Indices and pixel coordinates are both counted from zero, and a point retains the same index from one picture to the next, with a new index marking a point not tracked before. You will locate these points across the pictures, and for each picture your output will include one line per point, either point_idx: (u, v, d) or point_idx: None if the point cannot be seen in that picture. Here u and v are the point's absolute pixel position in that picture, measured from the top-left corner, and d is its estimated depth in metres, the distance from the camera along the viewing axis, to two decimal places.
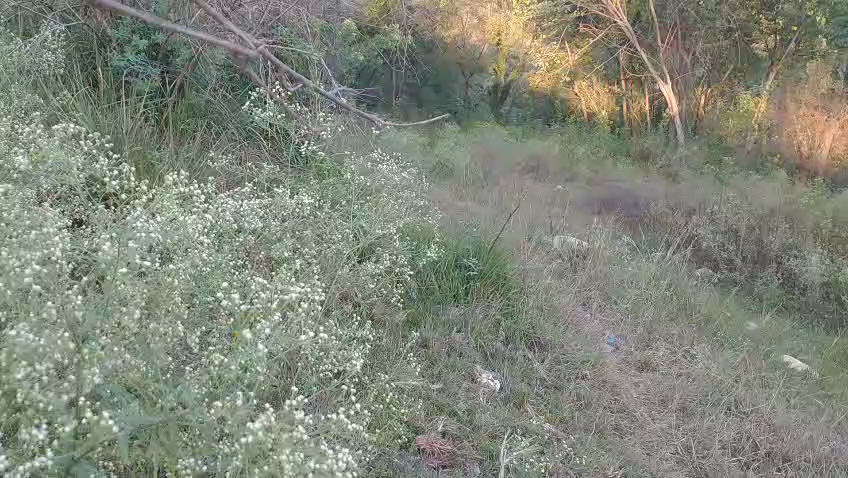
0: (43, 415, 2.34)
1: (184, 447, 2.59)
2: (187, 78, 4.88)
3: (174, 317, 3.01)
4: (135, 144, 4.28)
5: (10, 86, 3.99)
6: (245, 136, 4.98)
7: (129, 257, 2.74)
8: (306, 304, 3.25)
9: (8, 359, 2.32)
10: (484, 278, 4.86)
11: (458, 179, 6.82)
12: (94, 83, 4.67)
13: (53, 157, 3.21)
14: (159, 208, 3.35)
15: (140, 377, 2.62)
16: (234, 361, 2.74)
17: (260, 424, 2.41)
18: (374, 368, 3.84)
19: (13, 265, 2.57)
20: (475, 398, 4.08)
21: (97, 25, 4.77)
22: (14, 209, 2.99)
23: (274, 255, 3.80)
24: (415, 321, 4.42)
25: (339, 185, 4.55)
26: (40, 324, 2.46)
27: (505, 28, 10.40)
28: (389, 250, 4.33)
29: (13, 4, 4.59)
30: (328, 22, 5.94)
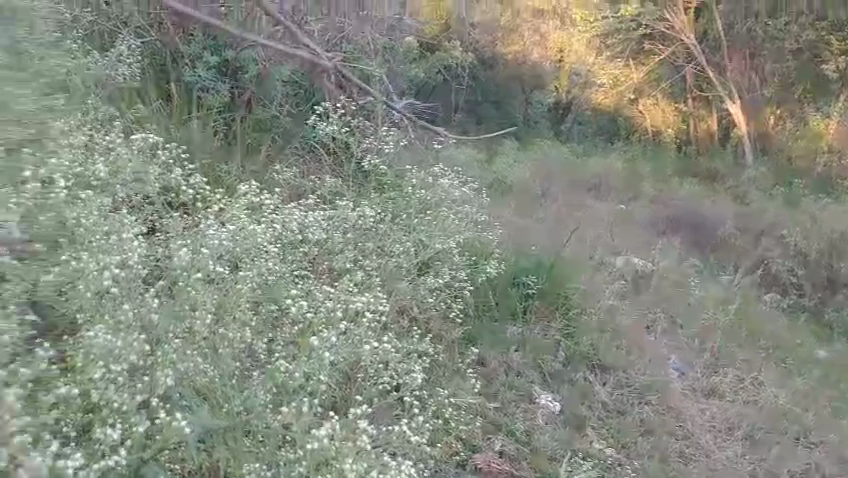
0: (116, 415, 2.44)
1: (248, 454, 2.70)
2: (254, 94, 4.97)
3: (241, 324, 3.06)
4: (205, 157, 4.40)
5: (87, 98, 4.13)
6: (307, 150, 4.90)
7: (201, 264, 3.05)
8: (370, 314, 3.34)
9: (85, 361, 2.47)
10: (543, 296, 4.77)
11: (519, 195, 6.80)
12: (167, 98, 4.75)
13: (131, 167, 3.59)
14: (229, 218, 3.57)
15: (208, 382, 2.74)
16: (298, 368, 2.91)
17: (325, 431, 2.62)
18: (431, 384, 3.78)
19: (92, 269, 2.79)
20: (534, 419, 4.02)
21: (170, 41, 4.88)
22: (92, 216, 3.15)
23: (337, 266, 3.84)
24: (472, 338, 4.30)
25: (400, 197, 4.58)
26: (116, 328, 2.60)
27: (567, 44, 9.77)
28: (448, 264, 4.26)
29: (89, 18, 4.64)
30: (391, 40, 5.97)
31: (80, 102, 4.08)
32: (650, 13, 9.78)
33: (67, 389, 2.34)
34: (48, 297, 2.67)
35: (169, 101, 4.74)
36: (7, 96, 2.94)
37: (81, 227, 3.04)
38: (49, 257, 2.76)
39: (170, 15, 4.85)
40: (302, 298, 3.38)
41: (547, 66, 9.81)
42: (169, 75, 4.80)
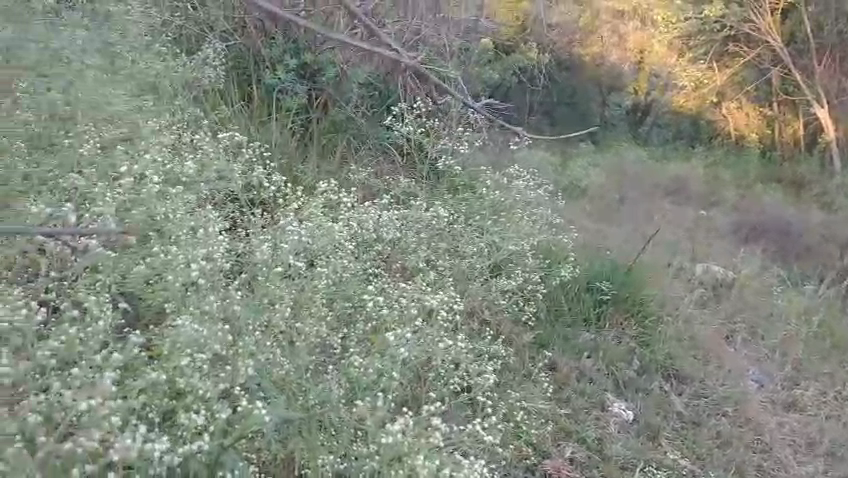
0: (200, 402, 2.53)
1: (324, 447, 2.73)
2: (331, 95, 5.00)
3: (317, 320, 3.16)
4: (283, 157, 4.51)
5: (174, 100, 4.34)
6: (381, 151, 4.99)
7: (282, 260, 3.23)
8: (445, 312, 3.39)
9: (171, 348, 2.61)
10: (618, 303, 4.67)
11: (596, 199, 6.67)
12: (248, 99, 4.85)
13: (215, 164, 3.73)
14: (307, 216, 3.66)
15: (283, 374, 2.83)
16: (372, 365, 2.97)
17: (399, 426, 2.67)
18: (501, 387, 3.75)
19: (180, 261, 2.94)
20: (606, 428, 3.93)
21: (252, 43, 4.96)
22: (179, 212, 3.28)
23: (410, 265, 3.86)
24: (544, 342, 4.22)
25: (475, 199, 4.57)
26: (201, 317, 2.79)
27: (648, 45, 9.69)
28: (521, 266, 4.25)
29: (178, 23, 4.81)
30: (466, 43, 5.98)
31: (168, 103, 4.28)
32: (735, 13, 9.38)
33: (156, 374, 2.46)
34: (137, 288, 2.92)
35: (250, 103, 4.82)
36: (103, 101, 3.89)
37: (169, 222, 3.23)
38: (142, 250, 3.12)
39: (253, 19, 4.92)
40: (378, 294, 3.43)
41: (626, 67, 9.72)
42: (250, 77, 4.89)
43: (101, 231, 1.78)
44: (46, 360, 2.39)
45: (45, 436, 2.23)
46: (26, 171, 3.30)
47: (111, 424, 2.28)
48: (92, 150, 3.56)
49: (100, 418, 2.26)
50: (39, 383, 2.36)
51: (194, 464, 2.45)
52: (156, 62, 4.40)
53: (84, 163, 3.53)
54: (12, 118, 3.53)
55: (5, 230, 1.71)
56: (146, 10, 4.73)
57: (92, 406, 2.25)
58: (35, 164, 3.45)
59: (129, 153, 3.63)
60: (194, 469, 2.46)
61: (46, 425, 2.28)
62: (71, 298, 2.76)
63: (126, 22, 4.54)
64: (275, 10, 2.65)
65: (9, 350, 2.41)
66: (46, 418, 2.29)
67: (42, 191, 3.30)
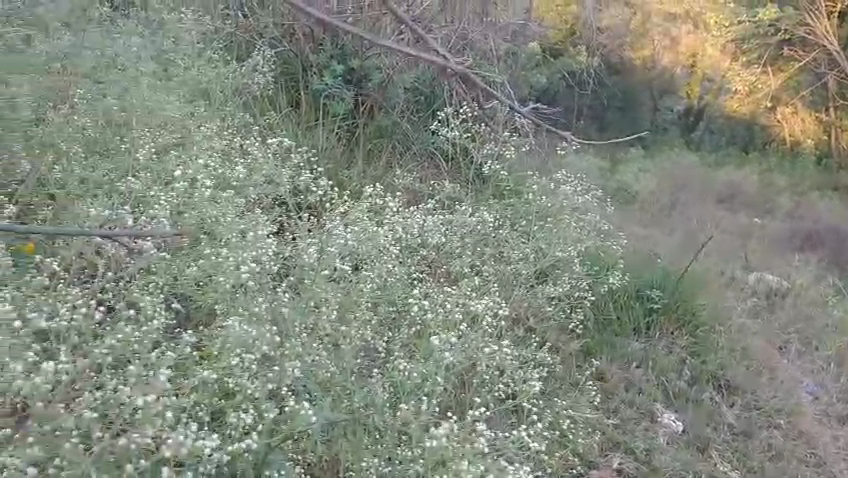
0: (249, 401, 2.61)
1: (369, 448, 2.76)
2: (377, 101, 5.01)
3: (362, 323, 3.21)
4: (329, 162, 4.57)
5: (225, 105, 4.44)
6: (427, 156, 4.98)
7: (329, 262, 3.31)
8: (490, 317, 3.39)
9: (222, 348, 2.71)
10: (668, 312, 4.59)
11: (647, 204, 6.52)
12: (296, 105, 4.91)
13: (266, 167, 3.82)
14: (353, 219, 3.69)
15: (328, 376, 2.87)
16: (417, 369, 2.99)
17: (444, 430, 2.68)
18: (547, 395, 3.73)
19: (231, 263, 3.04)
20: (654, 438, 3.85)
21: (301, 50, 5.02)
22: (229, 214, 3.37)
23: (455, 269, 3.85)
24: (591, 351, 4.19)
25: (521, 204, 4.56)
26: (250, 318, 2.88)
27: (701, 48, 9.28)
28: (569, 273, 4.20)
29: (229, 30, 4.95)
30: (514, 47, 5.96)
31: (219, 109, 4.39)
32: (789, 17, 9.41)
33: (208, 372, 2.54)
34: (189, 289, 3.03)
35: (298, 108, 4.89)
36: (158, 106, 4.03)
37: (219, 226, 3.31)
38: (193, 252, 3.20)
39: (302, 25, 4.98)
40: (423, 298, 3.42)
41: (679, 71, 9.17)
42: (299, 83, 4.96)
43: (157, 233, 1.81)
44: (103, 358, 2.47)
45: (100, 432, 2.31)
46: (84, 175, 3.47)
47: (163, 422, 2.35)
48: (147, 155, 3.72)
49: (152, 417, 2.31)
50: (96, 379, 2.44)
51: (243, 462, 2.52)
52: (208, 69, 4.51)
53: (139, 167, 3.68)
54: (72, 125, 3.72)
55: (63, 231, 1.71)
56: (198, 18, 4.88)
57: (145, 404, 2.31)
58: (91, 168, 3.58)
59: (182, 157, 3.74)
60: (242, 468, 2.52)
61: (102, 421, 2.36)
62: (126, 298, 2.86)
63: (179, 30, 4.69)
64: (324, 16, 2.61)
65: (68, 347, 2.51)
66: (102, 415, 2.38)
67: (98, 194, 3.46)
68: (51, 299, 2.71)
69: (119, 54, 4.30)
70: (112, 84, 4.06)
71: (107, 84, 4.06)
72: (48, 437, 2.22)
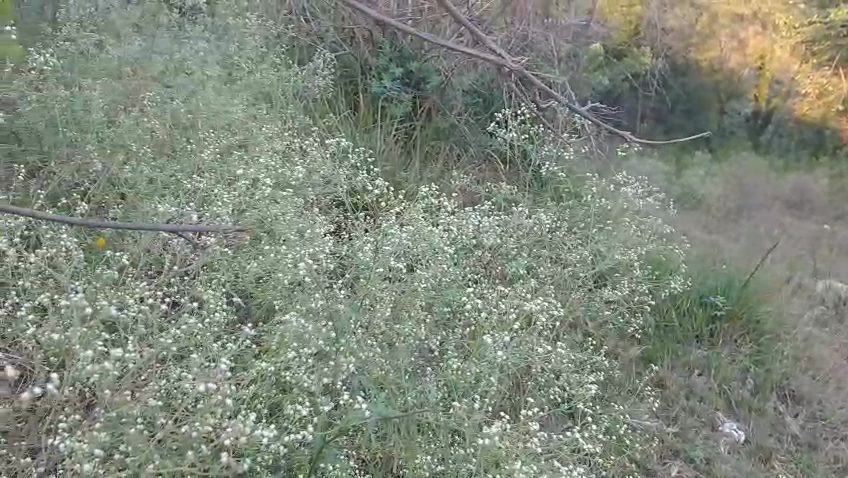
0: (305, 395, 2.68)
1: (423, 446, 2.80)
2: (435, 103, 5.02)
3: (416, 322, 3.24)
4: (387, 163, 4.62)
5: (286, 107, 4.52)
6: (483, 158, 4.94)
7: (385, 259, 3.32)
8: (544, 318, 3.35)
9: (280, 345, 2.79)
10: (733, 318, 4.46)
11: (713, 209, 6.27)
12: (355, 108, 4.98)
13: (323, 167, 3.90)
14: (409, 219, 3.69)
15: (384, 374, 2.93)
16: (473, 366, 3.02)
17: (497, 429, 2.71)
18: (604, 400, 3.70)
19: (290, 260, 3.15)
20: (715, 447, 3.76)
21: (360, 53, 5.09)
22: (289, 214, 3.45)
23: (509, 272, 3.80)
24: (651, 357, 4.10)
25: (580, 206, 4.46)
26: (307, 315, 2.98)
27: (770, 51, 8.35)
28: (628, 277, 4.12)
29: (291, 34, 5.02)
30: (575, 48, 5.89)
31: (281, 111, 4.48)
32: None
33: (266, 365, 2.64)
34: (249, 286, 3.12)
35: (357, 111, 4.95)
36: (222, 108, 4.15)
37: (278, 224, 3.39)
38: (256, 250, 3.28)
39: (362, 28, 5.06)
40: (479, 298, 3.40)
41: (747, 73, 8.20)
42: (358, 85, 5.02)
43: (219, 230, 2.12)
44: (168, 348, 2.57)
45: (164, 420, 2.41)
46: (151, 175, 3.61)
47: (223, 412, 2.43)
48: (211, 155, 3.83)
49: (213, 406, 2.40)
50: (161, 369, 2.56)
51: (302, 455, 2.58)
52: (271, 72, 4.61)
53: (204, 167, 3.79)
54: (142, 126, 3.88)
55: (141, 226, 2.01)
56: (262, 22, 4.92)
57: (207, 393, 2.40)
58: (159, 168, 3.73)
59: (244, 158, 3.88)
60: (299, 460, 2.59)
61: (166, 410, 2.46)
62: (191, 294, 2.96)
63: (245, 35, 4.79)
64: (384, 17, 3.38)
65: (135, 338, 2.60)
66: (166, 403, 2.49)
67: (165, 193, 3.60)
68: (121, 294, 2.79)
69: (186, 58, 4.43)
70: (180, 87, 4.20)
71: (175, 87, 4.20)
72: (117, 424, 2.33)
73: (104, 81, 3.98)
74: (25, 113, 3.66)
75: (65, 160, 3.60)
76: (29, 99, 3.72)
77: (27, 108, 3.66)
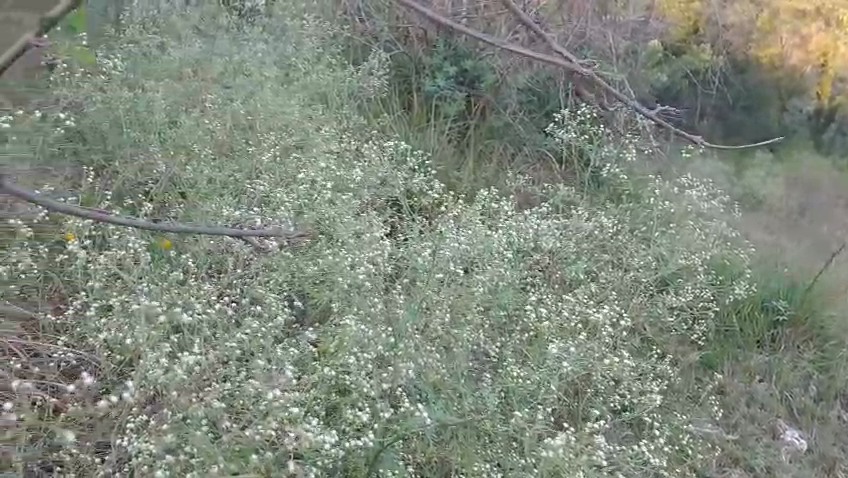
0: (364, 399, 2.72)
1: (481, 452, 2.80)
2: (489, 102, 4.95)
3: (475, 327, 3.22)
4: (440, 163, 4.59)
5: (342, 107, 4.54)
6: (538, 157, 4.85)
7: (443, 263, 3.32)
8: (610, 328, 3.31)
9: (340, 344, 2.83)
10: (795, 323, 4.30)
11: (778, 207, 5.18)
12: (408, 107, 4.96)
13: (381, 168, 3.92)
14: (466, 222, 3.66)
15: (440, 378, 2.89)
16: (535, 373, 3.01)
17: (561, 441, 2.70)
18: (664, 408, 3.60)
19: (348, 263, 3.17)
20: (776, 457, 3.65)
21: (415, 53, 5.07)
22: (347, 217, 3.50)
23: (569, 275, 3.75)
24: (711, 363, 3.97)
25: (641, 209, 4.35)
26: (366, 319, 3.00)
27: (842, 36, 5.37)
28: (691, 282, 4.00)
29: (346, 35, 5.01)
30: (631, 45, 5.43)
31: (336, 112, 4.50)
32: None
33: (327, 368, 2.67)
34: (307, 287, 3.15)
35: (411, 110, 4.93)
36: (280, 109, 4.18)
37: (337, 227, 3.45)
38: (316, 251, 3.29)
39: (417, 27, 5.03)
40: (543, 303, 3.39)
41: (807, 68, 5.38)
42: (411, 85, 5.00)
43: (284, 232, 1.72)
44: (232, 350, 2.64)
45: (229, 421, 2.46)
46: (212, 175, 3.68)
47: (286, 415, 2.46)
48: (270, 157, 3.87)
49: (277, 408, 2.46)
50: (223, 370, 2.61)
51: (358, 458, 2.58)
52: (326, 73, 4.62)
53: (263, 168, 3.84)
54: (202, 127, 3.94)
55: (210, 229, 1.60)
56: (319, 23, 4.93)
57: (270, 396, 2.46)
58: (218, 168, 3.79)
59: (302, 159, 3.92)
60: (355, 462, 2.59)
61: (229, 411, 2.52)
62: (251, 295, 3.00)
63: (302, 36, 4.81)
64: (437, 16, 2.03)
65: (201, 340, 2.69)
66: (229, 403, 2.54)
67: (224, 193, 3.67)
68: (184, 296, 2.86)
69: (245, 59, 4.47)
70: (240, 88, 4.26)
71: (234, 88, 4.26)
72: (182, 424, 2.38)
73: (167, 84, 4.06)
74: (91, 113, 3.76)
75: (129, 160, 3.68)
76: (94, 100, 3.81)
77: (93, 109, 3.77)
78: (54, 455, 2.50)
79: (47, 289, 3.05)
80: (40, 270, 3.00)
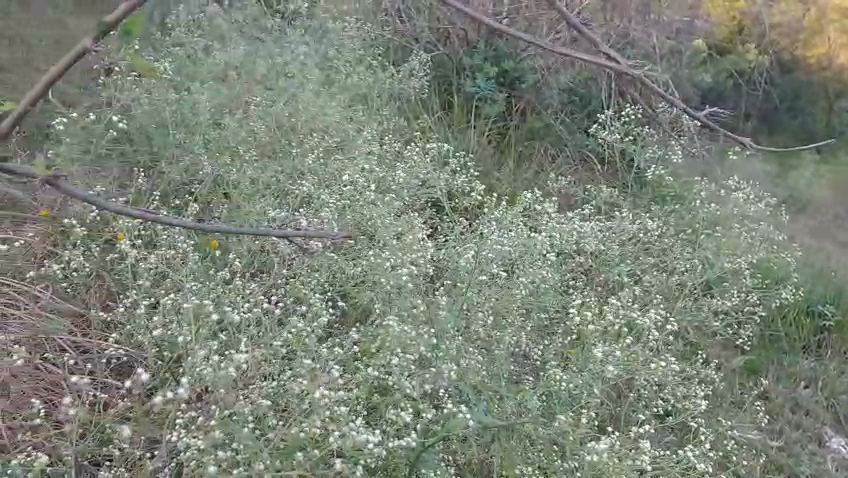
0: (405, 399, 2.73)
1: (522, 455, 2.79)
2: (530, 102, 4.95)
3: (518, 328, 3.23)
4: (481, 164, 4.59)
5: (382, 109, 4.56)
6: (579, 158, 4.81)
7: (485, 265, 3.26)
8: (656, 333, 3.25)
9: (383, 343, 2.85)
10: (843, 328, 4.19)
11: (823, 210, 5.09)
12: (448, 108, 4.97)
13: (423, 169, 3.92)
14: (507, 224, 3.64)
15: (481, 379, 2.89)
16: (579, 376, 2.94)
17: (605, 445, 2.63)
18: (708, 413, 3.55)
19: (391, 263, 3.20)
20: (823, 465, 3.52)
21: (455, 54, 5.07)
22: (389, 218, 3.53)
23: (613, 278, 3.70)
24: (755, 368, 3.90)
25: (686, 211, 4.30)
26: (409, 321, 3.01)
27: None
28: (737, 286, 3.93)
29: (387, 36, 5.02)
30: (676, 44, 5.27)
31: (376, 113, 4.52)
32: None
33: (371, 368, 2.68)
34: (351, 286, 3.20)
35: (451, 111, 4.93)
36: (321, 110, 4.20)
37: (378, 228, 3.46)
38: (360, 251, 3.33)
39: (458, 28, 5.03)
40: (589, 307, 3.36)
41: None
42: (452, 85, 5.01)
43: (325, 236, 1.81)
44: (277, 348, 2.69)
45: (274, 419, 2.50)
46: (254, 175, 3.69)
47: (333, 414, 2.50)
48: (313, 158, 3.90)
49: (321, 407, 2.48)
50: (267, 368, 2.65)
51: (398, 458, 2.59)
52: (367, 74, 4.63)
53: (305, 169, 3.87)
54: (246, 128, 4.00)
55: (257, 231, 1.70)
56: (361, 25, 4.95)
57: (315, 395, 2.47)
58: (260, 169, 3.82)
59: (343, 160, 3.94)
60: (396, 462, 2.61)
61: (275, 409, 2.58)
62: (296, 295, 3.04)
63: (343, 38, 4.84)
64: (477, 15, 2.01)
65: (248, 338, 2.74)
66: (274, 401, 2.59)
67: (267, 194, 3.70)
68: (230, 295, 2.90)
69: (287, 61, 4.51)
70: (283, 89, 4.31)
71: (277, 90, 4.31)
72: (228, 420, 2.43)
73: (211, 86, 4.12)
74: (137, 115, 3.84)
75: (174, 161, 3.76)
76: (142, 102, 3.91)
77: (139, 111, 3.85)
78: (104, 449, 2.56)
79: (97, 289, 3.13)
80: (92, 268, 3.07)
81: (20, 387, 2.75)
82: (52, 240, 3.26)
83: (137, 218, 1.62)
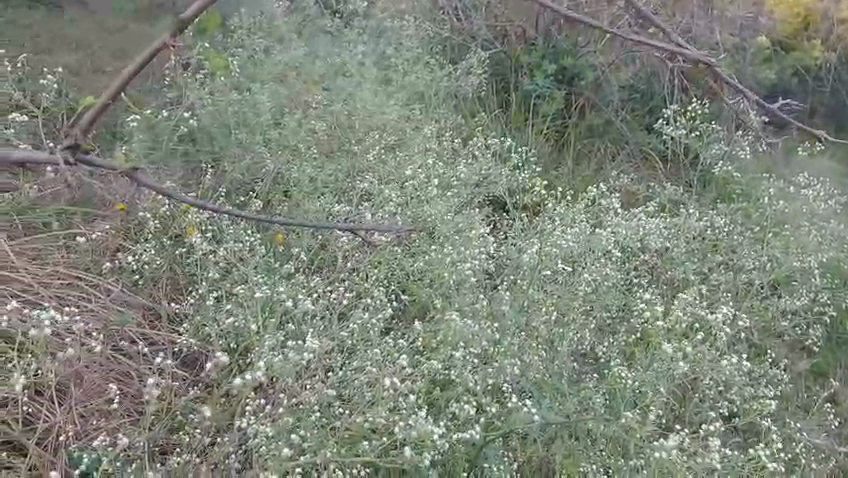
0: (468, 394, 2.73)
1: (585, 454, 2.75)
2: (590, 99, 4.86)
3: (580, 327, 3.18)
4: (541, 161, 4.56)
5: (439, 107, 4.57)
6: (640, 155, 4.72)
7: (549, 257, 3.33)
8: (727, 332, 3.15)
9: (448, 338, 2.85)
10: None
11: None
12: (506, 105, 4.91)
13: (487, 166, 3.95)
14: (570, 220, 3.61)
15: (544, 377, 2.88)
16: (647, 373, 2.94)
17: (674, 442, 2.64)
18: (775, 416, 3.43)
19: (454, 257, 3.23)
20: None
21: (513, 51, 5.02)
22: (450, 214, 3.54)
23: (678, 275, 3.63)
24: (824, 371, 3.67)
25: (754, 209, 4.18)
26: (470, 314, 3.06)
27: None
28: (807, 286, 3.80)
29: (444, 34, 5.00)
30: (739, 41, 5.13)
31: (434, 112, 4.53)
32: None
33: (435, 362, 2.71)
34: (414, 280, 3.20)
35: (508, 108, 4.89)
36: (381, 108, 4.25)
37: (439, 223, 3.47)
38: (423, 248, 3.33)
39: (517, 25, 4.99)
40: (657, 304, 3.29)
41: None
42: (509, 83, 4.96)
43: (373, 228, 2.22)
44: (344, 338, 2.78)
45: (340, 409, 2.59)
46: (313, 174, 3.77)
47: (400, 407, 2.57)
48: (375, 155, 3.95)
49: (386, 398, 2.56)
50: (331, 360, 2.71)
51: (460, 451, 2.62)
52: (425, 73, 4.65)
53: (363, 167, 3.92)
54: (305, 127, 4.04)
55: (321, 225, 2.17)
56: (419, 23, 4.95)
57: (390, 383, 2.56)
58: (319, 168, 3.87)
59: (403, 157, 3.95)
60: (458, 456, 2.61)
61: (342, 400, 2.63)
62: (361, 290, 3.09)
63: (402, 37, 4.87)
64: None
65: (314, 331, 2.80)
66: (339, 393, 2.66)
67: (325, 192, 3.75)
68: (295, 290, 2.97)
69: (345, 60, 4.57)
70: (341, 88, 4.37)
71: (335, 90, 4.38)
72: (296, 409, 2.54)
73: (271, 86, 4.20)
74: (201, 115, 3.95)
75: (237, 160, 3.84)
76: (205, 102, 4.00)
77: (204, 110, 3.95)
78: (175, 437, 2.60)
79: (165, 283, 3.21)
80: (163, 262, 3.20)
81: (92, 377, 2.80)
82: (125, 235, 3.35)
83: (211, 211, 2.04)
